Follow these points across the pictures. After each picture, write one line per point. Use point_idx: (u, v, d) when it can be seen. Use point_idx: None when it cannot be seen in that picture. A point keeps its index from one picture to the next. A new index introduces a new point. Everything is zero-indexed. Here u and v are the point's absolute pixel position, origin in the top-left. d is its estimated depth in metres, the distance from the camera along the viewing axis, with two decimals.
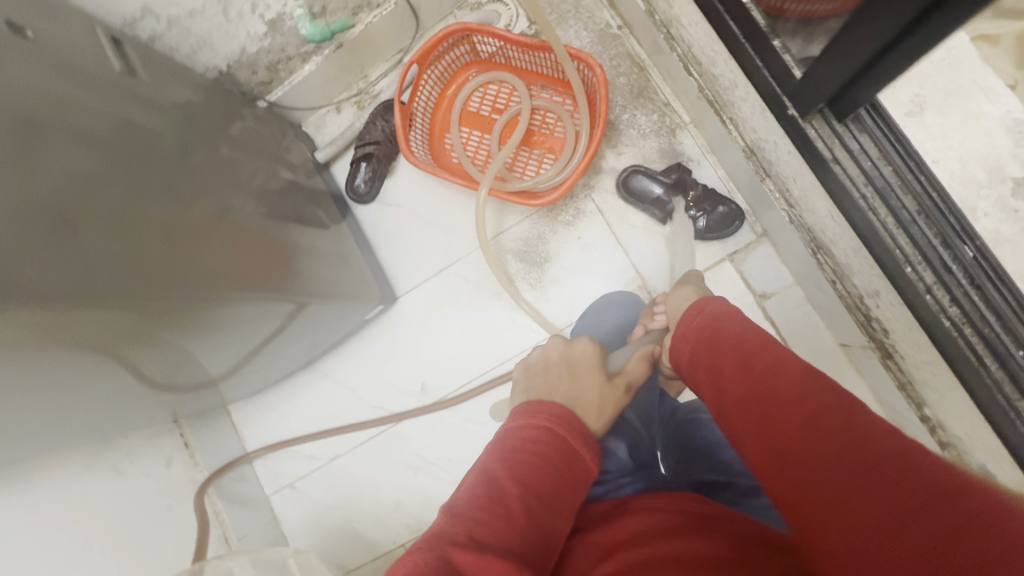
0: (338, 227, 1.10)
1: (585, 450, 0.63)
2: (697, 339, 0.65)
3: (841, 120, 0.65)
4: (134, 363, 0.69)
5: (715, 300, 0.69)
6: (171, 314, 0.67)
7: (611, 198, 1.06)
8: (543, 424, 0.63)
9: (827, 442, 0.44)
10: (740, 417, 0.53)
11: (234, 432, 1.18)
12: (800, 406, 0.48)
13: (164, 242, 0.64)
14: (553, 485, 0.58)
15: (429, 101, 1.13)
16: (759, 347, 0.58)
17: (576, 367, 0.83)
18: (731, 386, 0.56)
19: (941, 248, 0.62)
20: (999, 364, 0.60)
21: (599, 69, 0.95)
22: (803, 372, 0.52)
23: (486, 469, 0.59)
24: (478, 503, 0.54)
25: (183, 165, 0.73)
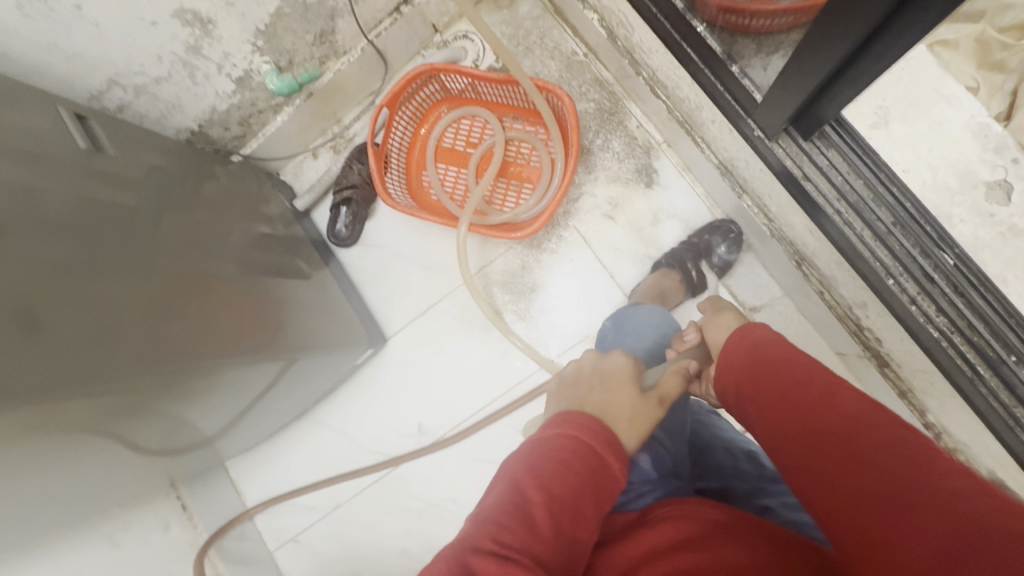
0: (322, 274, 1.10)
1: (616, 463, 0.57)
2: (742, 368, 0.59)
3: (807, 137, 0.65)
4: (126, 437, 0.68)
5: (759, 325, 0.63)
6: (159, 388, 0.66)
7: (592, 223, 1.05)
8: (572, 432, 0.57)
9: (886, 483, 0.43)
10: (790, 453, 0.51)
11: (233, 488, 1.16)
12: (852, 441, 0.47)
13: (139, 320, 0.63)
14: (579, 496, 0.53)
15: (404, 141, 1.13)
16: (807, 379, 0.54)
17: (610, 378, 0.74)
18: (780, 418, 0.53)
19: (921, 258, 0.62)
20: (992, 371, 0.60)
21: (568, 98, 0.95)
22: (861, 405, 0.49)
23: (512, 476, 0.55)
24: (504, 511, 0.51)
25: (156, 234, 0.72)
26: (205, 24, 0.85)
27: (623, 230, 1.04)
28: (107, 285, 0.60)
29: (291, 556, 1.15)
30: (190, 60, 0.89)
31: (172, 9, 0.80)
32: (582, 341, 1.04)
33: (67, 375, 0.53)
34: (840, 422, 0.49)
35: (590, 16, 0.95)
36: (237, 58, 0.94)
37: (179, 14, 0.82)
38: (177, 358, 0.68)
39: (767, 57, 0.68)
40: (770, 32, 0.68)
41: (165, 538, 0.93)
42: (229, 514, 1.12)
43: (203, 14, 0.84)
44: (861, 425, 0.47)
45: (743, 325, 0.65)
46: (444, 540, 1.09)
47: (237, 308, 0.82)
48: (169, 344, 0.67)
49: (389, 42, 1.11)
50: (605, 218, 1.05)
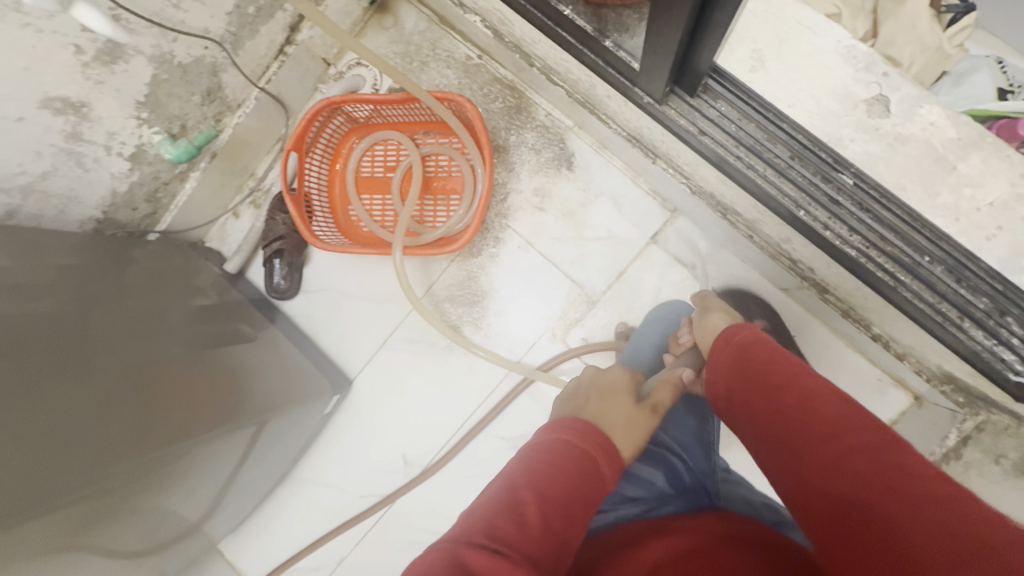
0: (270, 333, 1.07)
1: (607, 466, 0.58)
2: (729, 372, 0.64)
3: (693, 94, 0.67)
4: (105, 543, 0.66)
5: (740, 325, 0.67)
6: (129, 485, 0.65)
7: (525, 219, 1.06)
8: (566, 436, 0.59)
9: (853, 485, 0.49)
10: (776, 457, 0.56)
11: (232, 569, 1.13)
12: (829, 443, 0.52)
13: (93, 423, 0.61)
14: (570, 500, 0.54)
15: (321, 180, 1.11)
16: (787, 382, 0.59)
17: (608, 390, 0.75)
18: (766, 422, 0.58)
19: (824, 184, 0.64)
20: (911, 275, 0.62)
21: (470, 105, 0.95)
22: (836, 404, 0.55)
23: (507, 476, 0.56)
24: (496, 508, 0.52)
25: (88, 330, 0.70)
26: (78, 108, 0.82)
27: (556, 218, 1.04)
28: (56, 396, 0.58)
29: None
30: (73, 147, 0.85)
31: (38, 100, 0.76)
32: (543, 336, 1.05)
33: (21, 496, 0.52)
34: (819, 422, 0.54)
35: (473, 19, 0.95)
36: (124, 135, 0.90)
37: (47, 104, 0.78)
38: (143, 449, 0.67)
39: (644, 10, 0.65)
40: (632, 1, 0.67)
41: None
42: None
43: (74, 99, 0.80)
44: (840, 426, 0.53)
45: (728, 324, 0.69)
46: None
47: (198, 389, 0.80)
48: (137, 440, 0.66)
49: (282, 86, 1.09)
50: (536, 210, 1.05)
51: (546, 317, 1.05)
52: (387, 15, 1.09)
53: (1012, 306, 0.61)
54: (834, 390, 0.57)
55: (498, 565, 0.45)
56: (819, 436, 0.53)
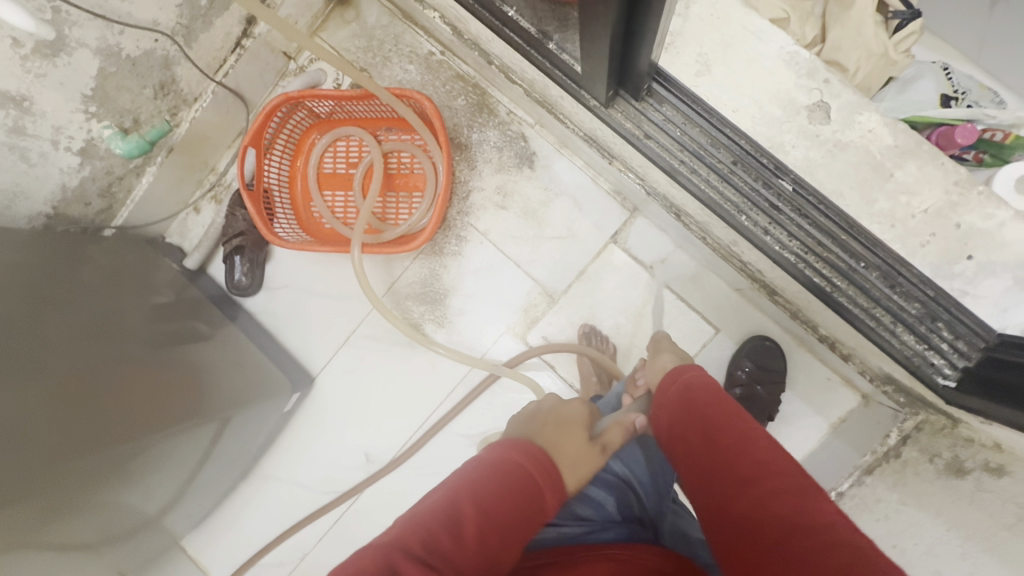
0: (230, 331, 1.06)
1: (551, 495, 0.56)
2: (672, 409, 0.63)
3: (638, 98, 0.68)
4: (59, 537, 0.67)
5: (689, 366, 0.67)
6: (82, 483, 0.67)
7: (487, 218, 1.05)
8: (515, 455, 0.56)
9: (769, 528, 0.45)
10: (705, 494, 0.53)
11: (194, 566, 1.14)
12: (753, 484, 0.49)
13: (54, 421, 0.62)
14: (510, 526, 0.51)
15: (281, 176, 1.09)
16: (724, 422, 0.57)
17: (564, 420, 0.71)
18: (701, 459, 0.55)
19: (765, 190, 0.65)
20: (847, 280, 0.64)
21: (428, 102, 0.95)
22: (768, 448, 0.53)
23: (451, 485, 0.54)
24: (434, 519, 0.49)
25: (57, 318, 0.70)
26: (19, 102, 0.79)
27: (517, 217, 1.04)
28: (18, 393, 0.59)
29: None
30: (16, 142, 0.82)
31: None
32: (504, 335, 1.05)
33: None
34: (747, 461, 0.51)
35: (432, 14, 0.94)
36: (71, 130, 0.89)
37: None
38: (98, 448, 0.68)
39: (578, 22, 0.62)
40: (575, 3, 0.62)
41: None
42: None
43: (15, 92, 0.78)
44: (766, 469, 0.50)
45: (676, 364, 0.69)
46: None
47: (158, 385, 0.81)
48: (90, 433, 0.67)
49: (240, 79, 1.07)
50: (498, 209, 1.05)
51: (509, 316, 1.05)
52: (349, 8, 1.07)
53: (943, 313, 0.61)
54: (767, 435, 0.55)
55: None
56: (745, 477, 0.50)
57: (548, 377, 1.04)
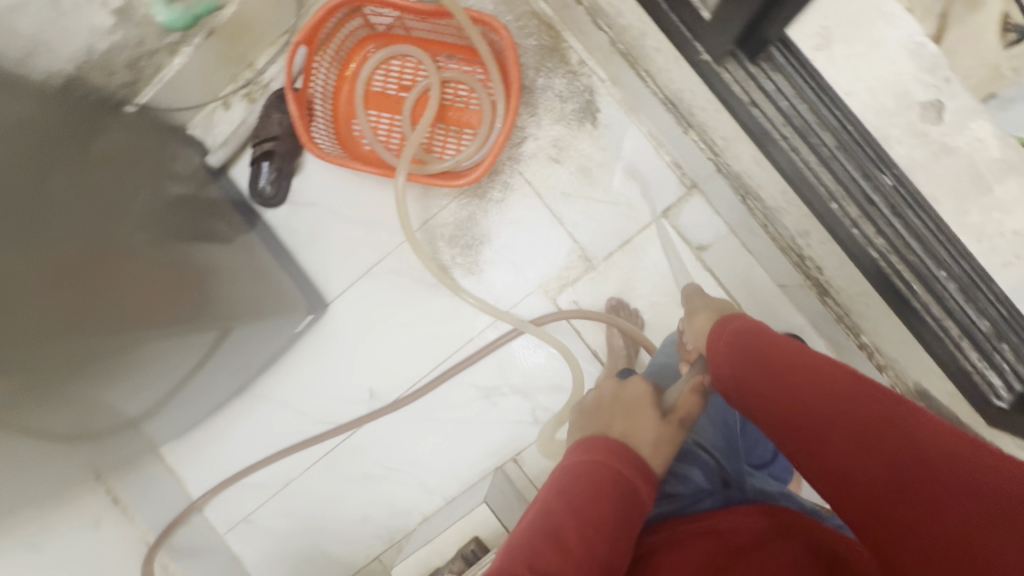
0: (247, 238, 1.00)
1: (642, 484, 0.57)
2: (729, 357, 0.62)
3: (753, 60, 0.65)
4: (23, 423, 0.63)
5: (735, 315, 0.66)
6: (58, 372, 0.62)
7: (538, 168, 1.01)
8: (597, 457, 0.58)
9: (872, 462, 0.46)
10: (792, 434, 0.53)
11: (172, 474, 1.11)
12: (842, 418, 0.49)
13: (31, 305, 0.56)
14: (613, 522, 0.52)
15: (327, 86, 1.02)
16: (792, 362, 0.56)
17: (632, 402, 0.70)
18: (777, 399, 0.55)
19: (862, 181, 0.63)
20: (925, 287, 0.63)
21: (506, 32, 0.89)
22: (845, 376, 0.52)
23: (543, 501, 0.56)
24: (535, 537, 0.51)
25: (53, 191, 0.63)
26: None
27: (570, 173, 1.00)
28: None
29: (242, 537, 1.12)
30: None
31: None
32: (535, 292, 1.02)
33: None
34: (828, 396, 0.51)
35: None
36: None
37: None
38: (79, 337, 0.62)
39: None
40: None
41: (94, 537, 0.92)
42: (174, 509, 1.07)
43: None
44: (851, 400, 0.50)
45: (720, 316, 0.69)
46: (407, 504, 1.07)
47: (153, 281, 0.74)
48: (73, 318, 0.61)
49: None
50: (551, 161, 1.01)
51: (544, 275, 1.02)
52: None
53: (1011, 335, 0.61)
54: (840, 364, 0.54)
55: None
56: (831, 412, 0.50)
57: (571, 341, 1.02)
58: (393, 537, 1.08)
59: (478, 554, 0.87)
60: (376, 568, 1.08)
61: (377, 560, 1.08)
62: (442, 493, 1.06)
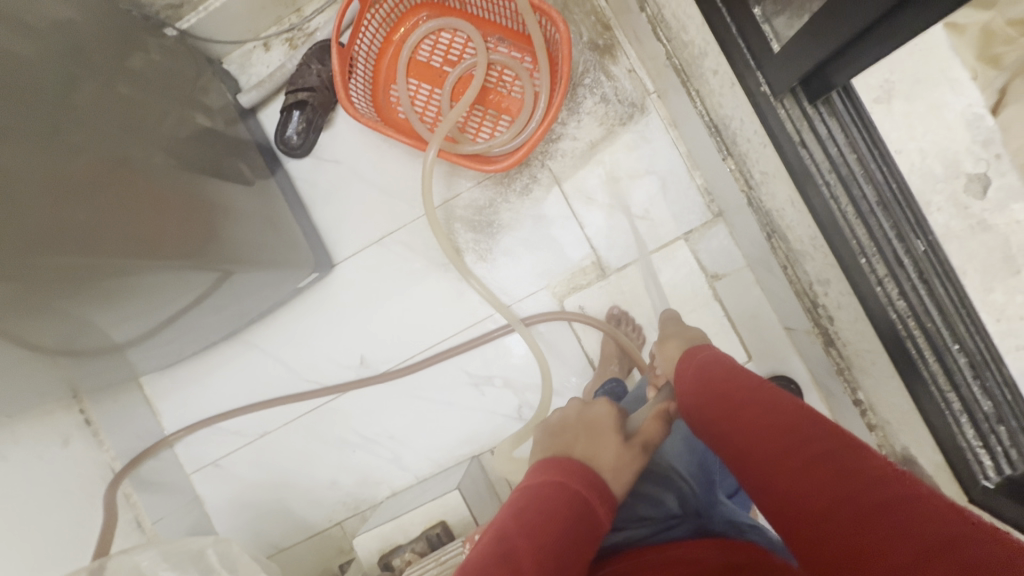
0: (266, 184, 0.99)
1: (600, 505, 0.57)
2: (692, 390, 0.60)
3: (813, 101, 0.65)
4: (12, 332, 0.62)
5: (706, 347, 0.66)
6: (52, 281, 0.60)
7: (568, 168, 1.00)
8: (555, 479, 0.58)
9: (814, 501, 0.42)
10: (747, 472, 0.50)
11: (148, 406, 1.10)
12: (790, 456, 0.46)
13: (21, 205, 0.54)
14: (569, 540, 0.52)
15: (373, 46, 1.00)
16: (749, 398, 0.53)
17: (596, 427, 0.70)
18: (733, 434, 0.52)
19: (896, 242, 0.62)
20: (936, 357, 0.63)
21: (564, 25, 0.87)
22: (796, 413, 0.49)
23: (499, 526, 0.54)
24: (487, 560, 0.49)
25: (65, 98, 0.61)
26: None
27: (600, 178, 0.99)
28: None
29: (208, 480, 1.12)
30: None
31: None
32: (542, 291, 1.02)
33: None
34: (777, 434, 0.48)
35: None
36: None
37: None
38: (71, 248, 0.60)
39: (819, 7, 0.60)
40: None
41: (63, 453, 0.91)
42: (145, 440, 1.07)
43: None
44: (799, 437, 0.46)
45: (692, 347, 0.69)
46: (378, 476, 1.07)
47: (163, 210, 0.71)
48: (79, 237, 0.60)
49: None
50: (583, 163, 1.00)
51: (554, 274, 1.01)
52: None
53: (1011, 420, 0.57)
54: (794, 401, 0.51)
55: None
56: (780, 451, 0.47)
57: (568, 345, 1.01)
58: (358, 505, 1.08)
59: (444, 539, 0.88)
60: (336, 534, 1.08)
61: (338, 527, 1.08)
62: (414, 472, 1.06)
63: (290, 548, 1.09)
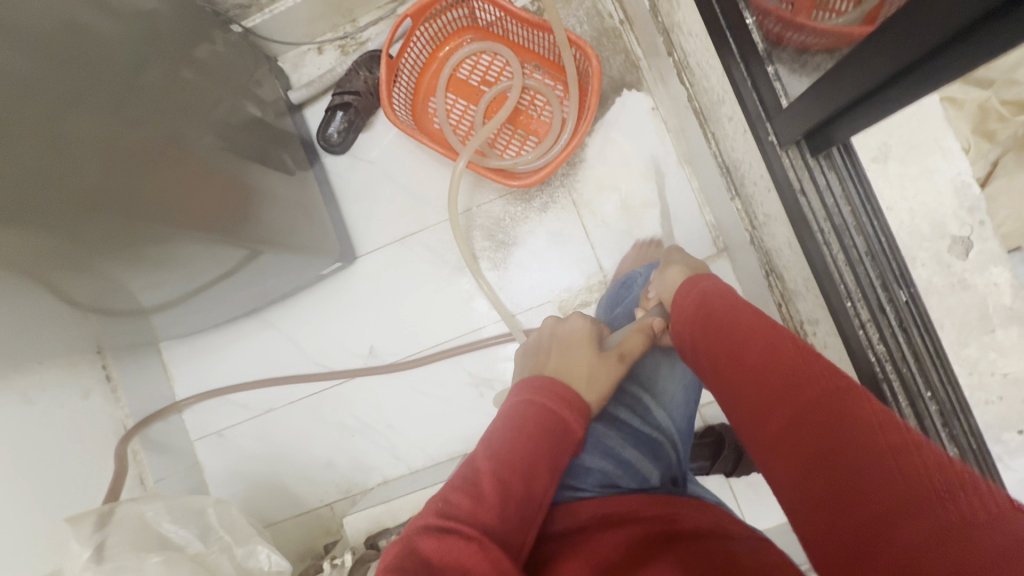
0: (304, 175, 1.06)
1: (570, 417, 0.69)
2: (690, 320, 0.67)
3: (814, 154, 0.70)
4: (56, 286, 0.68)
5: (707, 276, 0.71)
6: (105, 242, 0.67)
7: (586, 191, 1.07)
8: (528, 397, 0.71)
9: (807, 436, 0.47)
10: (740, 401, 0.56)
11: (164, 371, 1.16)
12: (790, 393, 0.50)
13: (100, 165, 0.61)
14: (530, 454, 0.64)
15: (418, 61, 1.08)
16: (750, 331, 0.58)
17: (574, 344, 0.86)
18: (732, 367, 0.58)
19: (880, 290, 0.67)
20: (909, 402, 0.66)
21: (596, 60, 0.94)
22: (795, 351, 0.54)
23: (471, 458, 0.67)
24: (454, 487, 0.62)
25: (141, 76, 0.68)
26: None
27: (615, 203, 1.06)
28: (77, 120, 0.58)
29: (211, 448, 1.17)
30: None
31: None
32: (549, 302, 1.07)
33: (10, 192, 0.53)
34: (777, 371, 0.53)
35: None
36: None
37: None
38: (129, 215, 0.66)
39: (828, 70, 0.63)
40: (836, 47, 0.63)
41: (84, 404, 0.97)
42: (157, 402, 1.12)
43: None
44: (798, 378, 0.51)
45: (692, 275, 0.74)
46: (372, 461, 1.12)
47: (207, 187, 0.78)
48: (124, 200, 0.65)
49: None
50: (600, 188, 1.06)
51: (562, 287, 1.07)
52: None
53: (973, 468, 0.61)
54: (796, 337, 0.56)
55: (450, 545, 0.54)
56: (781, 387, 0.51)
57: None
58: (350, 489, 1.12)
59: None
60: (325, 515, 1.12)
61: (328, 508, 1.12)
62: (407, 462, 1.10)
63: (279, 523, 1.14)
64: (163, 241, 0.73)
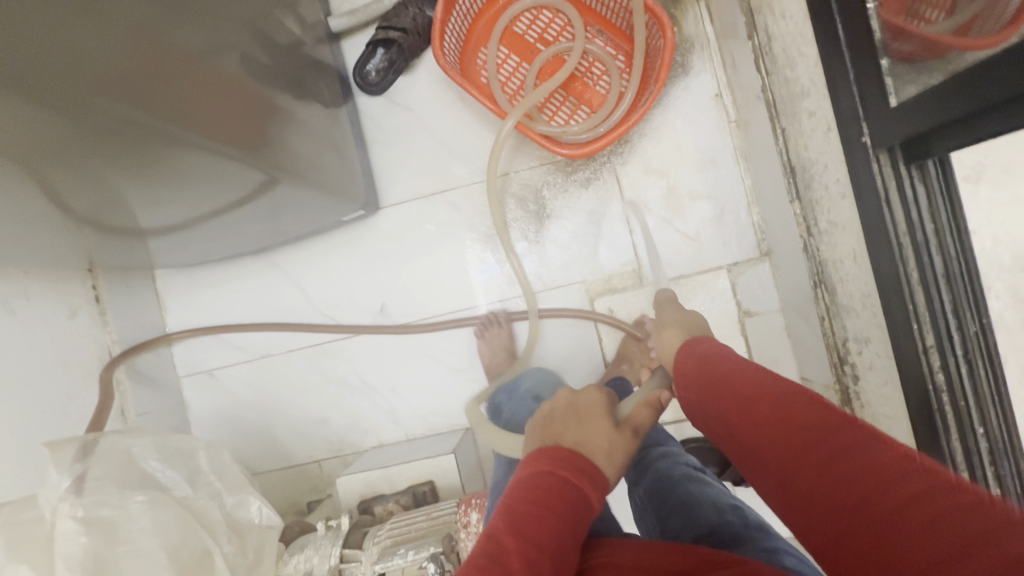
0: (336, 111, 0.98)
1: (590, 492, 0.63)
2: (696, 380, 0.66)
3: (907, 162, 0.64)
4: (48, 181, 0.61)
5: (702, 340, 0.73)
6: (122, 147, 0.60)
7: (633, 173, 1.01)
8: (540, 468, 0.63)
9: (836, 494, 0.44)
10: (762, 467, 0.52)
11: (157, 301, 1.08)
12: (809, 451, 0.47)
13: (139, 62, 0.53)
14: (555, 527, 0.55)
15: (474, 4, 1.00)
16: (756, 392, 0.56)
17: (587, 411, 0.77)
18: (747, 431, 0.55)
19: (949, 317, 0.63)
20: (959, 435, 0.64)
21: (671, 33, 0.88)
22: (807, 403, 0.51)
23: (488, 529, 0.56)
24: (476, 562, 0.50)
25: None
26: None
27: (661, 190, 1.00)
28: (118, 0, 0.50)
29: (199, 388, 1.10)
30: None
31: None
32: (577, 284, 1.02)
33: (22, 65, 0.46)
34: (793, 426, 0.50)
35: None
36: None
37: None
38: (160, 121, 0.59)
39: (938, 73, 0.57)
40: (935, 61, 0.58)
41: (68, 323, 0.90)
42: (147, 332, 1.05)
43: None
44: (814, 430, 0.48)
45: (690, 337, 0.76)
46: (369, 422, 1.07)
47: (247, 104, 0.69)
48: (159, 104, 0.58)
49: None
50: (648, 172, 1.01)
51: (593, 271, 1.02)
52: None
53: None
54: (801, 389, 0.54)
55: None
56: (799, 445, 0.48)
57: (589, 343, 1.03)
58: (342, 448, 1.08)
59: (427, 497, 0.90)
60: (312, 471, 1.08)
61: (316, 464, 1.08)
62: (406, 429, 1.06)
63: (264, 473, 1.09)
64: (179, 150, 0.64)
